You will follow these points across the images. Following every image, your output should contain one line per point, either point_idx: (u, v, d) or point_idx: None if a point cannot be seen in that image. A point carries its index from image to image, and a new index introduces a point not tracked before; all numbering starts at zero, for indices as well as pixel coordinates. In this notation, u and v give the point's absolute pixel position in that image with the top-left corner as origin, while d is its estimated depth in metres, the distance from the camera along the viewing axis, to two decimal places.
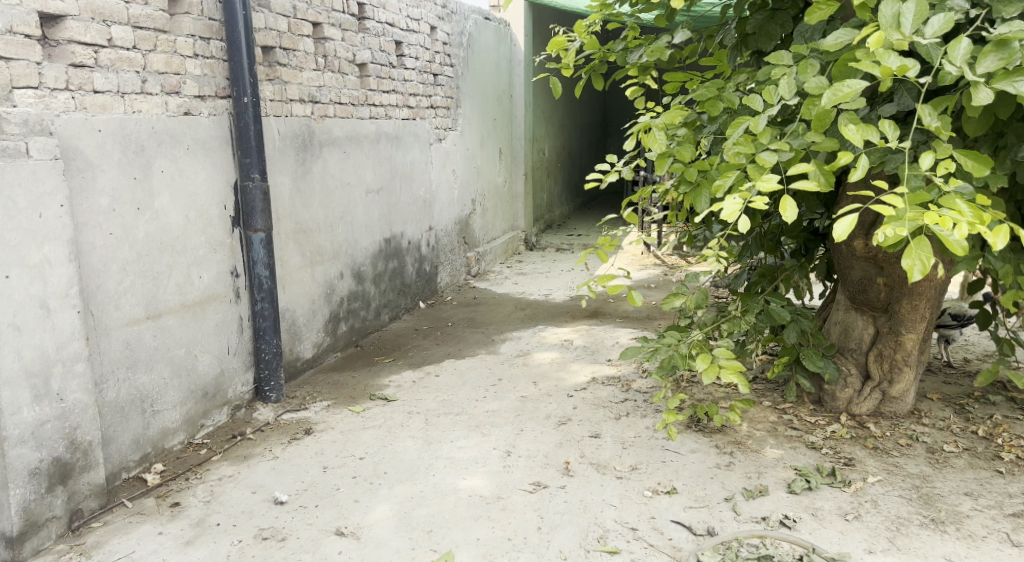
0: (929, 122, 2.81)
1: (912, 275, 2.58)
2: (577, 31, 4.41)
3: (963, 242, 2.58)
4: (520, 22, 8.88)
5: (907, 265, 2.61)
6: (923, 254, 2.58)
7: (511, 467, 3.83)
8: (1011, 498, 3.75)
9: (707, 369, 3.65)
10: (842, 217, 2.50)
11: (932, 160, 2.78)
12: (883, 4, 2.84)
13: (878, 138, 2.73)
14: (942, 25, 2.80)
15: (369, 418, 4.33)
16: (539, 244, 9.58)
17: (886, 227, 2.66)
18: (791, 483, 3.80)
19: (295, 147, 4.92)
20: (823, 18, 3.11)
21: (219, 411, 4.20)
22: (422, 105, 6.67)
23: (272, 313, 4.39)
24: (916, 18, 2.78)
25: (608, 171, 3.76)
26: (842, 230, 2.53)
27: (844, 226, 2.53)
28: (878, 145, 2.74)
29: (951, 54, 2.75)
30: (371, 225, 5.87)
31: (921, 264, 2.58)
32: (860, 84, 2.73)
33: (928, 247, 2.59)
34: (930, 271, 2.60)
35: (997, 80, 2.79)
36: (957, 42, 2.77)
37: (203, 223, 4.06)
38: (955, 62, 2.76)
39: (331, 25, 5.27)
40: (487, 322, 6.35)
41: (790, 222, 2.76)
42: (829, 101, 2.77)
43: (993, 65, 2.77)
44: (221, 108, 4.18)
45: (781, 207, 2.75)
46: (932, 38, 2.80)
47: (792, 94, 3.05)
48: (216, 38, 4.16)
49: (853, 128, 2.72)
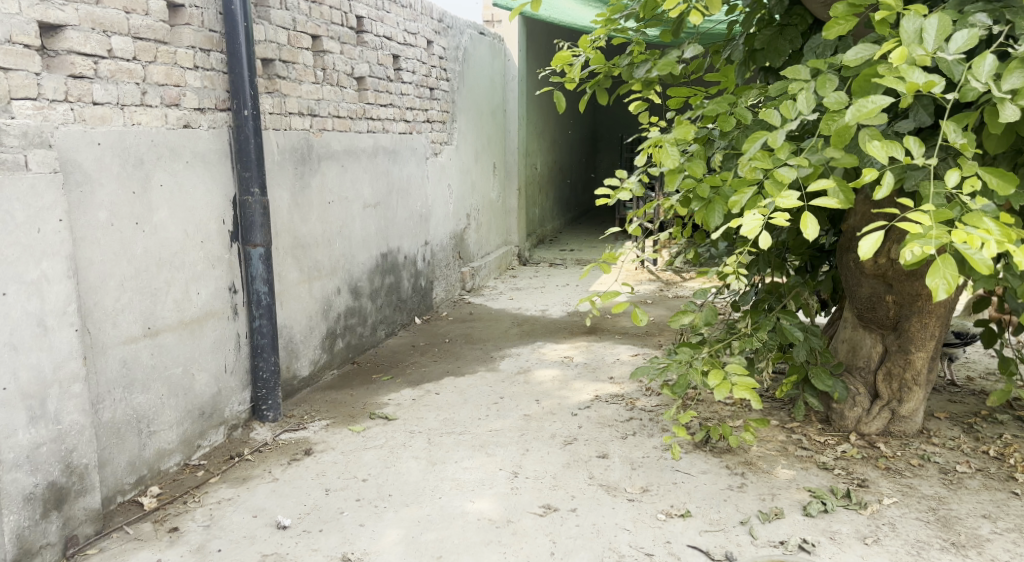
0: (953, 139, 2.83)
1: (937, 294, 2.52)
2: (583, 45, 4.36)
3: (989, 261, 2.54)
4: (514, 36, 8.85)
5: (932, 284, 2.53)
6: (949, 273, 2.51)
7: (519, 489, 3.74)
8: None
9: (720, 385, 3.58)
10: (868, 234, 2.45)
11: (958, 177, 2.78)
12: (905, 20, 2.82)
13: (903, 155, 2.72)
14: (966, 41, 2.78)
15: (372, 437, 4.24)
16: (532, 259, 9.52)
17: (913, 245, 2.61)
18: (806, 505, 3.74)
19: (294, 160, 4.85)
20: (842, 34, 3.07)
21: (216, 431, 4.10)
22: (419, 119, 6.61)
23: (270, 330, 4.29)
24: (939, 34, 2.77)
25: (619, 186, 3.72)
26: (868, 248, 2.48)
27: (869, 243, 2.47)
28: (903, 161, 2.75)
29: (976, 71, 2.75)
30: (368, 240, 5.79)
31: (946, 283, 2.51)
32: (885, 100, 2.70)
33: (954, 266, 2.52)
34: (956, 290, 2.53)
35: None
36: (982, 58, 2.76)
37: (201, 238, 3.97)
38: (980, 78, 2.75)
39: (329, 37, 5.21)
40: (486, 338, 6.27)
41: (811, 239, 2.70)
42: (852, 117, 2.74)
43: (1018, 82, 2.77)
44: (220, 121, 4.10)
45: (803, 223, 2.69)
46: (956, 54, 2.79)
47: (810, 109, 3.04)
48: (216, 50, 4.08)
49: (877, 144, 2.70)
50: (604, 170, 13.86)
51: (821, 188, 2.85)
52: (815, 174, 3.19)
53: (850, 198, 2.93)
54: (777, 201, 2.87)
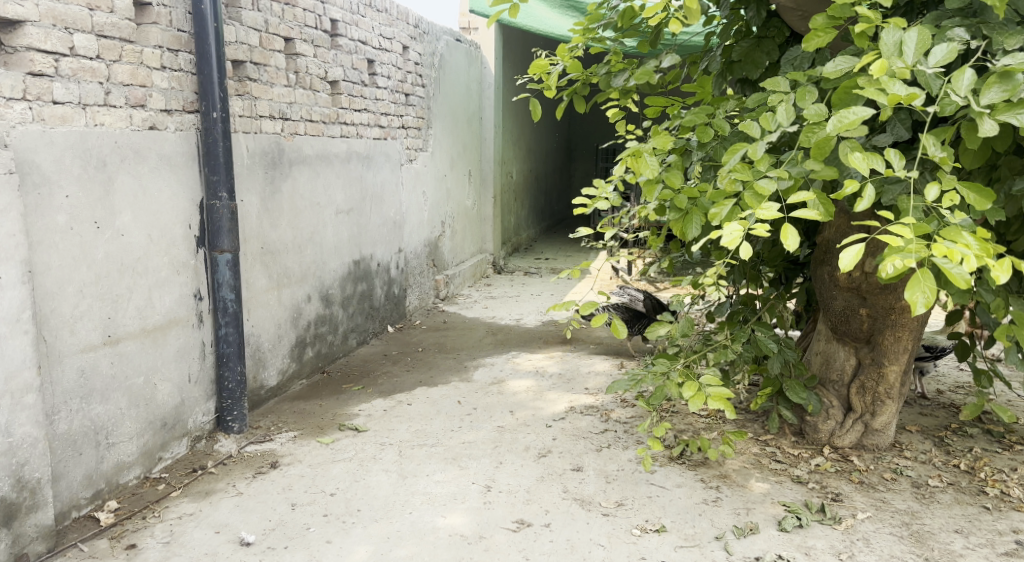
0: (933, 152, 2.81)
1: (915, 307, 2.46)
2: (561, 53, 4.29)
3: (967, 276, 2.49)
4: (491, 44, 8.77)
5: (910, 297, 2.48)
6: (927, 287, 2.46)
7: (492, 504, 3.65)
8: (1002, 536, 3.67)
9: (694, 397, 3.49)
10: (849, 246, 2.39)
11: (937, 192, 2.74)
12: (884, 33, 2.81)
13: (884, 167, 2.69)
14: (946, 55, 2.75)
15: (340, 450, 4.13)
16: (507, 268, 9.43)
17: (892, 258, 2.56)
18: (781, 520, 3.68)
19: (264, 165, 4.73)
20: (821, 46, 3.02)
21: (178, 443, 3.97)
22: (393, 125, 6.51)
23: (236, 339, 4.18)
24: (919, 47, 2.74)
25: (597, 196, 3.67)
26: (849, 260, 2.42)
27: (850, 255, 2.42)
28: (884, 173, 2.72)
29: (955, 86, 2.73)
30: (340, 247, 5.68)
31: (925, 297, 2.46)
32: (866, 112, 2.66)
33: (933, 280, 2.47)
34: (934, 305, 2.48)
35: (1001, 112, 2.76)
36: (960, 72, 2.74)
37: (165, 243, 3.86)
38: (959, 92, 2.74)
39: (303, 40, 5.11)
40: (458, 347, 6.18)
41: (792, 251, 2.65)
42: (833, 128, 2.70)
43: (997, 96, 2.74)
44: (188, 123, 3.99)
45: (782, 234, 2.63)
46: (935, 68, 2.76)
47: (790, 121, 3.01)
48: (185, 50, 3.97)
49: (858, 156, 2.67)
50: (580, 179, 13.83)
51: (801, 200, 2.81)
52: (794, 186, 3.16)
53: (829, 210, 2.90)
54: (757, 213, 2.83)
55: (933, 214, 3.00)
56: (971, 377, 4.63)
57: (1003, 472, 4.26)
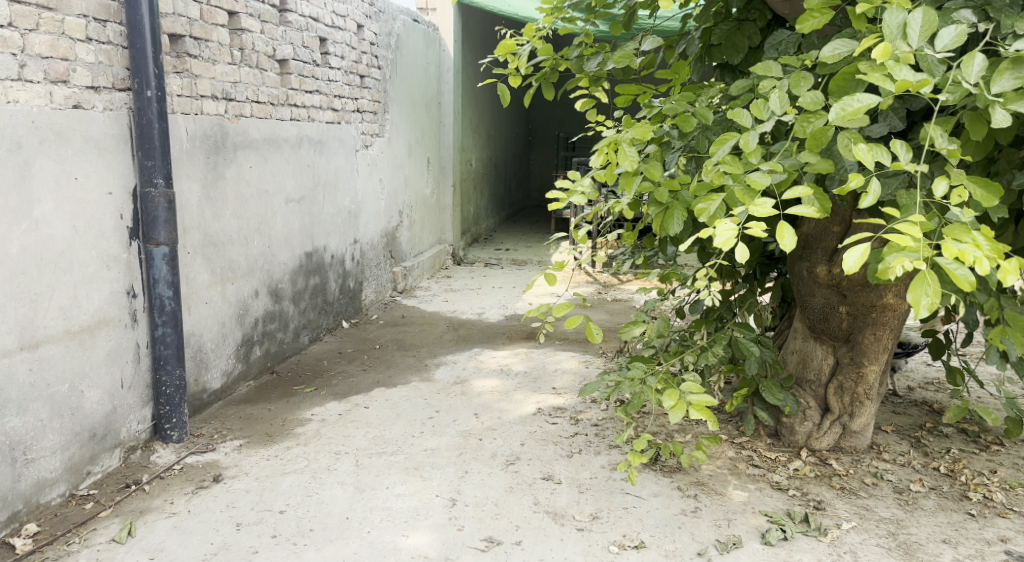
0: (940, 145, 2.52)
1: (917, 313, 2.19)
2: (529, 34, 3.96)
3: (970, 279, 2.22)
4: (449, 26, 8.41)
5: (911, 299, 2.21)
6: (931, 289, 2.19)
7: (459, 520, 3.34)
8: (991, 546, 3.47)
9: (675, 406, 3.15)
10: (855, 247, 2.14)
11: (946, 187, 2.46)
12: (887, 13, 2.48)
13: (889, 161, 2.43)
14: (954, 38, 2.45)
15: (291, 460, 3.79)
16: (467, 259, 9.12)
17: (901, 259, 2.28)
18: (765, 532, 3.46)
19: (205, 149, 4.35)
20: (817, 27, 2.72)
21: (110, 455, 3.60)
22: (347, 108, 6.15)
23: (175, 340, 3.82)
24: (924, 30, 2.44)
25: (572, 190, 3.38)
26: (853, 261, 2.17)
27: (855, 256, 2.17)
28: (891, 167, 2.45)
29: (965, 72, 2.42)
30: (291, 238, 5.32)
31: (927, 299, 2.18)
32: (872, 100, 2.38)
33: (937, 281, 2.20)
34: (938, 309, 2.21)
35: (1013, 101, 2.47)
36: (971, 58, 2.44)
37: (94, 235, 3.49)
38: (970, 79, 2.43)
39: (249, 15, 4.73)
40: (417, 344, 5.84)
41: (788, 251, 2.38)
42: (836, 118, 2.43)
43: (1009, 85, 2.43)
44: (119, 102, 3.61)
45: (779, 233, 2.36)
46: (943, 52, 2.44)
47: (783, 109, 2.72)
48: (114, 21, 3.58)
49: (863, 148, 2.40)
50: (539, 168, 13.54)
51: (797, 196, 2.54)
52: (787, 181, 2.89)
53: (825, 205, 2.64)
54: (750, 210, 2.56)
55: (935, 211, 2.77)
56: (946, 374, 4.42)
57: (983, 475, 4.06)
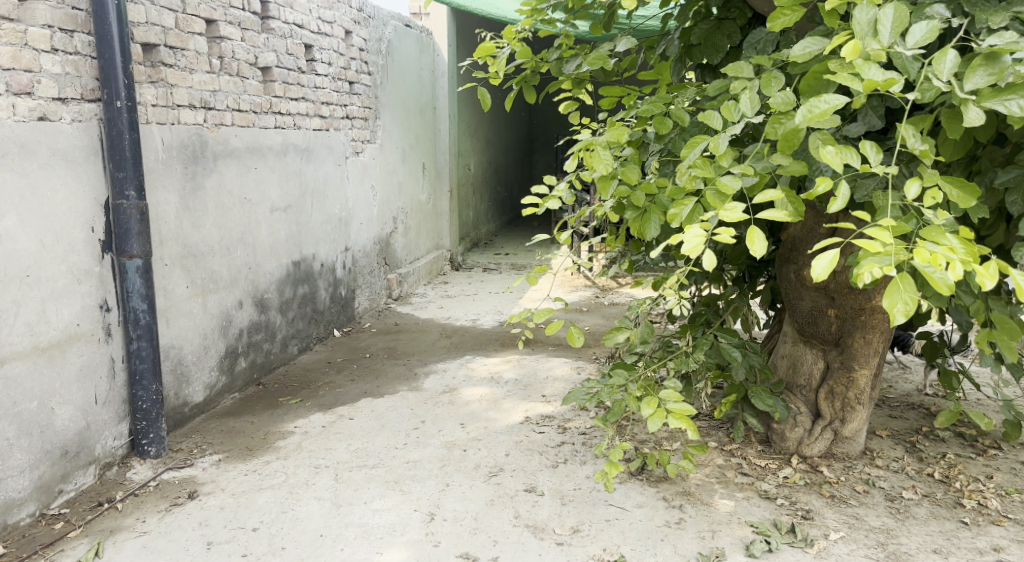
0: (912, 144, 2.45)
1: (894, 318, 2.11)
2: (508, 36, 3.87)
3: (949, 282, 2.15)
4: (442, 30, 8.34)
5: (887, 304, 2.13)
6: (908, 293, 2.11)
7: (436, 535, 3.28)
8: (983, 556, 3.38)
9: (653, 413, 3.05)
10: (823, 254, 2.10)
11: (917, 190, 2.40)
12: (857, 9, 2.41)
13: (858, 163, 2.38)
14: (925, 34, 2.38)
15: (268, 475, 3.73)
16: (465, 264, 9.04)
17: (870, 265, 2.23)
18: (749, 545, 3.38)
19: (183, 159, 4.30)
20: (789, 25, 2.68)
21: (83, 472, 3.56)
22: (336, 115, 6.09)
23: (150, 354, 3.76)
24: (896, 27, 2.36)
25: (549, 195, 3.30)
26: (821, 268, 2.12)
27: (824, 263, 2.12)
28: (860, 170, 2.39)
29: (936, 69, 2.34)
30: (277, 247, 5.25)
31: (904, 304, 2.10)
32: (840, 100, 2.32)
33: (914, 285, 2.12)
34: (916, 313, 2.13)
35: (986, 99, 2.39)
36: (942, 54, 2.36)
37: (62, 249, 3.44)
38: (942, 76, 2.34)
39: (228, 23, 4.67)
40: (409, 352, 5.77)
41: (759, 257, 2.32)
42: (803, 119, 2.36)
43: (982, 81, 2.36)
44: (88, 113, 3.56)
45: (748, 239, 2.30)
46: (914, 50, 2.37)
47: (754, 111, 2.65)
48: (82, 31, 3.52)
49: (831, 150, 2.34)
50: (541, 171, 13.43)
51: (767, 200, 2.47)
52: (761, 184, 2.82)
53: (798, 209, 2.59)
54: (720, 215, 2.50)
55: (912, 212, 2.69)
56: (941, 379, 4.44)
57: (979, 481, 3.96)
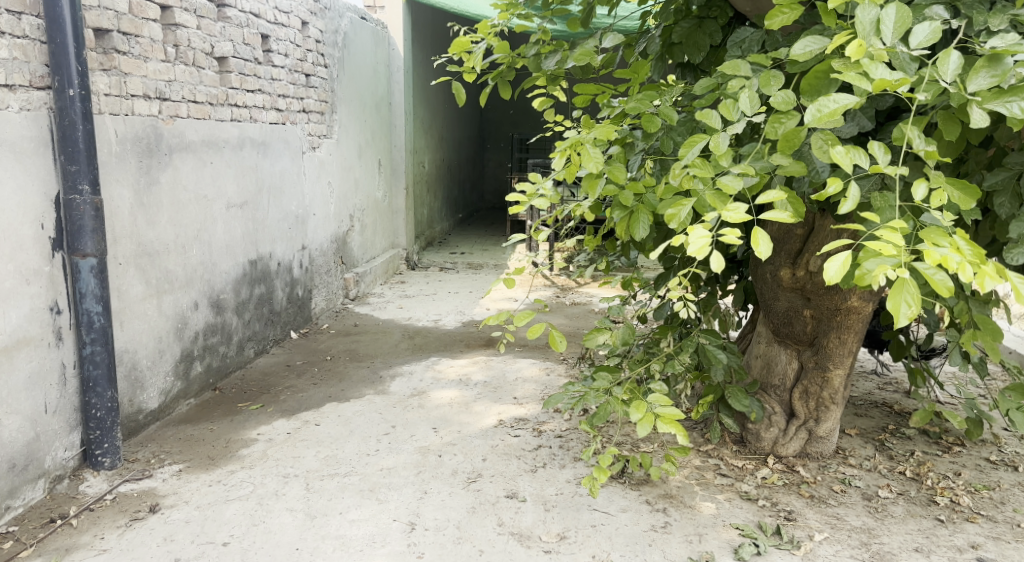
0: (917, 146, 2.38)
1: (898, 321, 2.01)
2: (484, 30, 3.72)
3: (950, 283, 2.07)
4: (398, 25, 8.14)
5: (891, 306, 2.03)
6: (912, 294, 2.01)
7: (418, 546, 3.13)
8: (963, 554, 3.34)
9: (642, 417, 2.93)
10: (835, 256, 2.00)
11: (925, 191, 2.31)
12: (859, 9, 2.29)
13: (868, 164, 2.29)
14: (928, 35, 2.29)
15: (234, 485, 3.53)
16: (421, 263, 8.85)
17: (880, 267, 2.11)
18: (737, 548, 3.30)
19: (137, 152, 4.07)
20: (786, 23, 2.58)
21: (32, 486, 3.33)
22: (292, 108, 5.86)
23: (105, 359, 3.53)
24: (898, 28, 2.27)
25: (533, 195, 3.15)
26: (833, 270, 2.02)
27: (836, 266, 2.02)
28: (869, 171, 2.30)
29: (940, 70, 2.25)
30: (233, 246, 5.02)
31: (909, 306, 2.01)
32: (849, 100, 2.22)
33: (918, 286, 2.02)
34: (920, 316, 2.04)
35: (988, 101, 2.27)
36: (946, 55, 2.26)
37: (9, 247, 3.21)
38: (946, 78, 2.25)
39: (184, 9, 4.43)
40: (370, 354, 5.58)
41: (764, 258, 2.19)
42: (811, 119, 2.26)
43: (985, 83, 2.25)
44: (37, 102, 3.32)
45: (753, 240, 2.18)
46: (918, 50, 2.28)
47: (754, 109, 2.54)
48: (31, 13, 3.28)
49: (841, 150, 2.25)
50: (493, 169, 13.30)
51: (771, 200, 2.36)
52: (759, 184, 2.72)
53: (800, 210, 2.49)
54: (723, 216, 2.38)
55: (909, 213, 2.60)
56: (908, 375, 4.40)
57: (948, 478, 3.94)
